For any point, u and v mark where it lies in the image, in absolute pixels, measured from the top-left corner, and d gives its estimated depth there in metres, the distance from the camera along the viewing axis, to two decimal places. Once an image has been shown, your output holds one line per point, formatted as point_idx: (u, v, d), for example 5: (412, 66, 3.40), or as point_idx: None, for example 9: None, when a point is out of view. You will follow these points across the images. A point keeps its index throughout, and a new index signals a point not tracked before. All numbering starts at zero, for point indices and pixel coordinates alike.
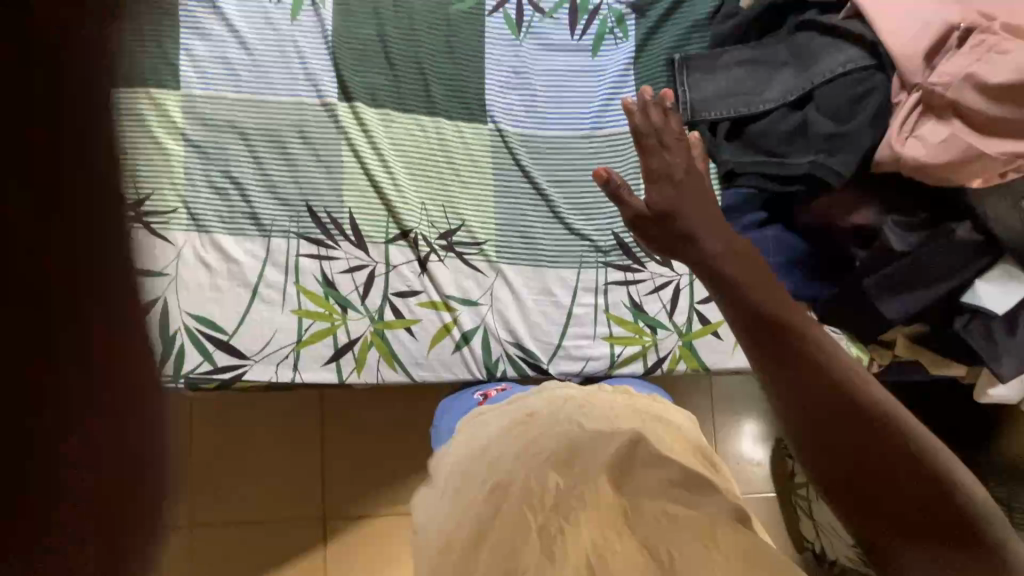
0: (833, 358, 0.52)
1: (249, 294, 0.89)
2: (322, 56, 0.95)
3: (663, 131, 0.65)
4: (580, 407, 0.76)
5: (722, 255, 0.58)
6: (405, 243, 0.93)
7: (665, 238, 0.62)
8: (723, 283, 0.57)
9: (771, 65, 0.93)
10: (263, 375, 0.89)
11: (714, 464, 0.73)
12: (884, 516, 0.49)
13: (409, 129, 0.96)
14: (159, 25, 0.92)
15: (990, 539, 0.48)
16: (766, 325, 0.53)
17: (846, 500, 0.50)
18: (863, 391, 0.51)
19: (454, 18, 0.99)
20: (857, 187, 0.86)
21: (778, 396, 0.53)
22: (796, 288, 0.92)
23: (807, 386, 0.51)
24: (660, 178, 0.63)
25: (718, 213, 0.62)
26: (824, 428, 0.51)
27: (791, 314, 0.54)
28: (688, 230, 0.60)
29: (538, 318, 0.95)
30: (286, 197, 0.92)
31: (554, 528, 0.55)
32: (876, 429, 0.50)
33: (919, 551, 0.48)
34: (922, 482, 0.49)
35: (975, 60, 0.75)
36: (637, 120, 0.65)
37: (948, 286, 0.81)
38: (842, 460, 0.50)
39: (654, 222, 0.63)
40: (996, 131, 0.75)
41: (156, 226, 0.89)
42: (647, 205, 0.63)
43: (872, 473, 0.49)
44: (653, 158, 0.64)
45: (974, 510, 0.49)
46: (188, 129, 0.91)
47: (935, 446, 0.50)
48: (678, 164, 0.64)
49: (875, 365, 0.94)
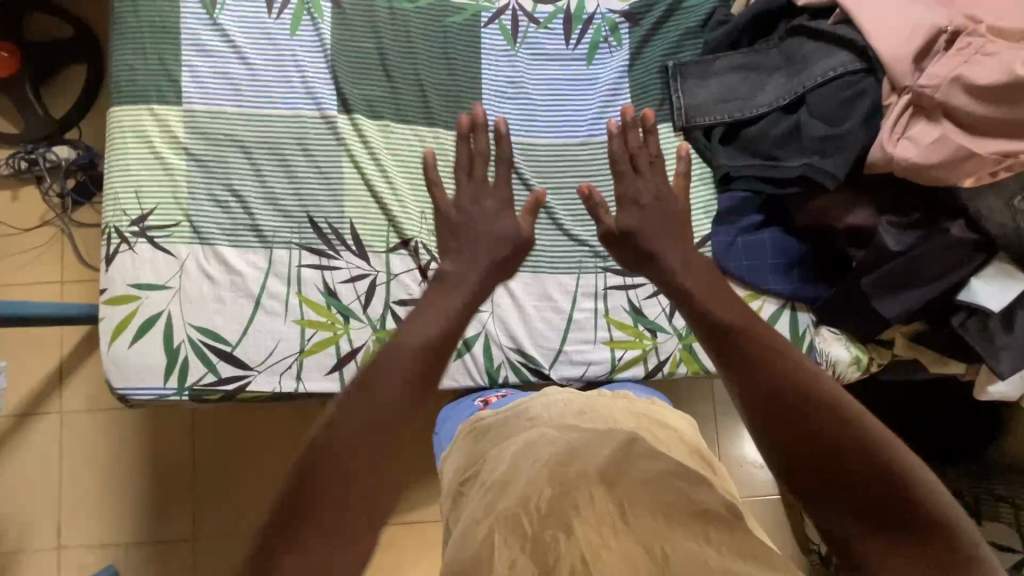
0: (788, 360, 0.55)
1: (251, 305, 0.90)
2: (321, 70, 0.96)
3: (633, 156, 0.72)
4: (581, 411, 0.77)
5: (679, 268, 0.64)
6: (405, 252, 0.94)
7: (630, 255, 0.69)
8: (684, 297, 0.62)
9: (763, 70, 0.94)
10: (267, 386, 0.89)
11: (712, 464, 0.75)
12: (848, 511, 0.50)
13: (408, 140, 0.97)
14: (160, 43, 0.94)
15: (957, 529, 0.49)
16: (721, 331, 0.57)
17: (812, 498, 0.51)
18: (817, 388, 0.53)
19: (450, 30, 1.00)
20: (851, 189, 0.88)
21: (738, 395, 0.56)
22: (792, 290, 0.93)
23: (762, 388, 0.54)
24: (628, 203, 0.70)
25: (680, 231, 0.68)
26: (781, 425, 0.53)
27: (742, 319, 0.58)
28: (650, 248, 0.67)
29: (539, 323, 0.96)
30: (287, 208, 0.93)
31: (549, 536, 0.53)
32: (832, 426, 0.51)
33: (886, 545, 0.49)
34: (885, 477, 0.49)
35: (962, 63, 0.77)
36: (613, 144, 0.74)
37: (943, 285, 0.81)
38: (803, 458, 0.52)
39: (621, 241, 0.70)
40: (984, 131, 0.77)
41: (160, 240, 0.90)
42: (616, 224, 0.71)
43: (829, 466, 0.51)
44: (626, 182, 0.71)
45: (937, 504, 0.49)
46: (190, 143, 0.92)
47: (893, 438, 0.51)
48: (645, 190, 0.71)
49: (875, 365, 0.96)
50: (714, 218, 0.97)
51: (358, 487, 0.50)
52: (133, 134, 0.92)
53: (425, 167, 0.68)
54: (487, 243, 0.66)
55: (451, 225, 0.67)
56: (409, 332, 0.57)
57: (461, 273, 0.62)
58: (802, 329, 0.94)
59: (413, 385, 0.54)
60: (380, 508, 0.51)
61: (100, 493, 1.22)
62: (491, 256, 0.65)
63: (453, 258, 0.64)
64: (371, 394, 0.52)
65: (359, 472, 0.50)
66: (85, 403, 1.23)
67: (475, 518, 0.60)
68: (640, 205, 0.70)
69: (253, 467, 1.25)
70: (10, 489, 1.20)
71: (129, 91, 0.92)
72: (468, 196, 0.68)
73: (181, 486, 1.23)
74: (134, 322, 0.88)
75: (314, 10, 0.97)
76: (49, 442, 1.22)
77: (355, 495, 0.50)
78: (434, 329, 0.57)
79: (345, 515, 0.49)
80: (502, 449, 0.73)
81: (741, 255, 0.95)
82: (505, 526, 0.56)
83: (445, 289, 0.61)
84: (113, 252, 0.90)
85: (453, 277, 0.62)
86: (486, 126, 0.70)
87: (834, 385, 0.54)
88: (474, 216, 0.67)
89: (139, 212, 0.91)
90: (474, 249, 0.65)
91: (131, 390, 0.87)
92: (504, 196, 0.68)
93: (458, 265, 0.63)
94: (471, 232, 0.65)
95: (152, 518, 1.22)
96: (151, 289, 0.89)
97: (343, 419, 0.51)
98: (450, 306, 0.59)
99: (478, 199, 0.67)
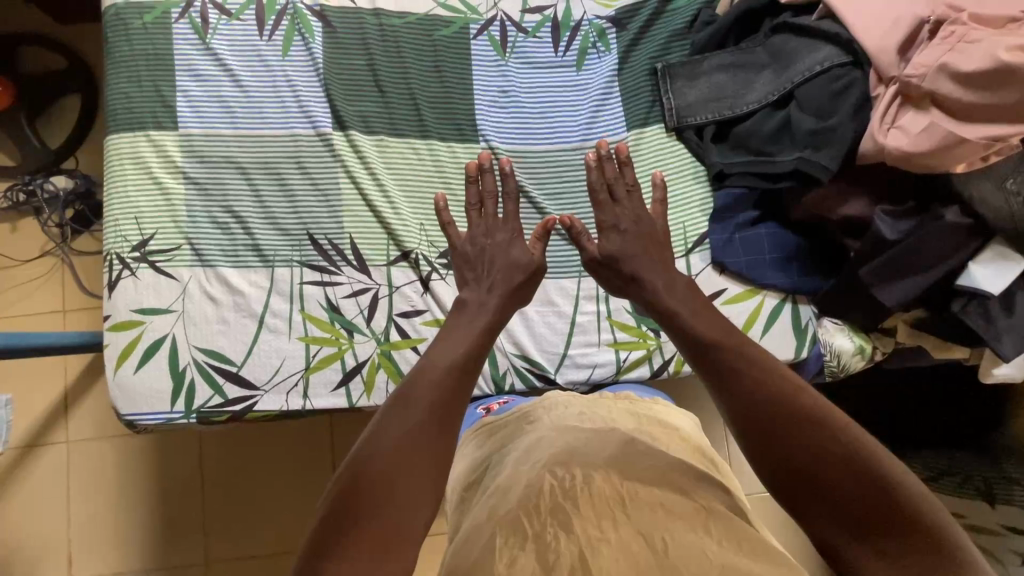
0: (762, 369, 0.64)
1: (255, 324, 0.91)
2: (315, 89, 0.97)
3: (610, 184, 0.86)
4: (581, 414, 0.78)
5: (662, 290, 0.76)
6: (406, 264, 0.95)
7: (615, 278, 0.82)
8: (670, 315, 0.73)
9: (751, 68, 0.96)
10: (274, 405, 0.89)
11: (714, 461, 0.75)
12: (831, 516, 0.56)
13: (404, 153, 0.98)
14: (154, 70, 0.95)
15: (941, 531, 0.52)
16: (703, 346, 0.68)
17: (798, 502, 0.58)
18: (797, 402, 0.60)
19: (440, 43, 1.02)
20: (844, 180, 0.88)
21: (724, 402, 0.64)
22: (792, 283, 0.94)
23: (743, 395, 0.62)
24: (609, 228, 0.83)
25: (660, 261, 0.79)
26: (762, 427, 0.61)
27: (720, 336, 0.68)
28: (634, 273, 0.79)
29: (544, 329, 0.96)
30: (287, 226, 0.94)
31: (549, 535, 0.54)
32: (807, 426, 0.59)
33: (867, 546, 0.54)
34: (860, 471, 0.55)
35: (947, 50, 0.77)
36: (594, 174, 0.87)
37: (941, 271, 0.81)
38: (785, 467, 0.58)
39: (604, 265, 0.82)
40: (972, 117, 0.76)
41: (162, 264, 0.91)
42: (598, 251, 0.83)
43: (810, 464, 0.57)
44: (606, 212, 0.84)
45: (911, 493, 0.54)
46: (187, 167, 0.93)
47: (874, 446, 0.57)
48: (624, 216, 0.84)
49: (878, 354, 0.96)
50: (710, 216, 0.98)
51: (402, 495, 0.57)
52: (131, 161, 0.93)
53: (439, 211, 0.85)
54: (503, 271, 0.79)
55: (467, 256, 0.82)
56: (441, 350, 0.68)
57: (481, 301, 0.76)
58: (804, 322, 0.95)
59: (441, 404, 0.63)
60: (415, 519, 0.57)
61: (109, 521, 1.21)
62: (507, 283, 0.78)
63: (473, 287, 0.78)
64: (404, 413, 0.62)
65: (398, 485, 0.58)
66: (91, 431, 1.23)
67: (478, 526, 0.60)
68: (620, 229, 0.83)
69: (262, 491, 1.25)
70: (17, 520, 1.20)
71: (125, 118, 0.93)
72: (480, 231, 0.83)
73: (190, 510, 1.23)
74: (139, 347, 0.88)
75: (306, 31, 0.98)
76: (56, 472, 1.22)
77: (401, 504, 0.57)
78: (458, 351, 0.68)
79: (391, 523, 0.56)
80: (505, 455, 0.73)
81: (739, 252, 0.95)
82: (507, 530, 0.56)
83: (468, 315, 0.74)
84: (116, 279, 0.90)
85: (472, 304, 0.76)
86: (492, 169, 0.87)
87: (816, 399, 0.61)
88: (489, 248, 0.82)
89: (140, 238, 0.91)
90: (491, 278, 0.79)
91: (139, 416, 0.87)
92: (513, 227, 0.83)
93: (477, 293, 0.77)
94: (488, 262, 0.80)
95: (163, 543, 1.21)
96: (155, 313, 0.89)
97: (380, 437, 0.60)
98: (471, 333, 0.71)
99: (490, 233, 0.83)
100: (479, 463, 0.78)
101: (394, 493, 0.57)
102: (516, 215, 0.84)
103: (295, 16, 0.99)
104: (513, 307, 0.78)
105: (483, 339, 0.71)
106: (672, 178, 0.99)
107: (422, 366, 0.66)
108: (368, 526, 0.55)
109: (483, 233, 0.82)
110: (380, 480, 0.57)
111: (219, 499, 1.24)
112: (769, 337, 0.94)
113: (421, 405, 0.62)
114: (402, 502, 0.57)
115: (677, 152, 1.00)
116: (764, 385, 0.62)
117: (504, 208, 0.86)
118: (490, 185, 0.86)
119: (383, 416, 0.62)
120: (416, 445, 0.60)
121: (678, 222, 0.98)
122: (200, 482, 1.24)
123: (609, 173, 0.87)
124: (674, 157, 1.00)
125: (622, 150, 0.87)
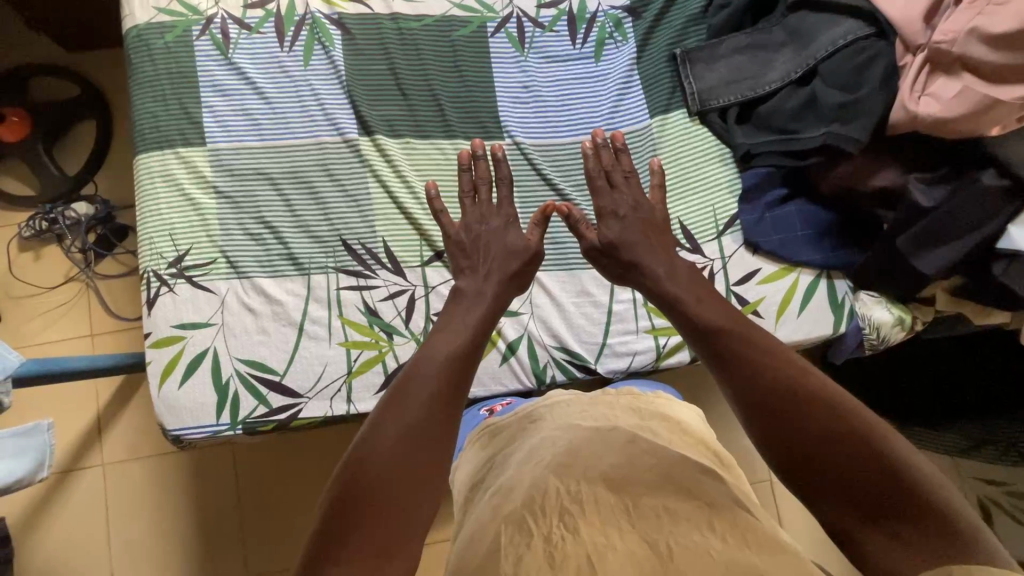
0: (766, 354, 0.63)
1: (294, 331, 0.91)
2: (338, 97, 0.98)
3: (611, 170, 0.87)
4: (583, 411, 0.77)
5: (662, 277, 0.76)
6: (440, 263, 0.95)
7: (615, 265, 0.82)
8: (673, 303, 0.73)
9: (770, 48, 0.97)
10: (319, 411, 0.89)
11: (719, 453, 0.76)
12: (843, 502, 0.56)
13: (431, 154, 0.98)
14: (179, 88, 0.96)
15: (952, 510, 0.53)
16: (711, 332, 0.68)
17: (809, 489, 0.58)
18: (798, 384, 0.60)
19: (457, 43, 1.02)
20: (874, 152, 0.89)
21: (730, 388, 0.64)
22: (826, 258, 0.94)
23: (750, 382, 0.62)
24: (609, 215, 0.83)
25: (660, 247, 0.80)
26: (772, 412, 0.60)
27: (725, 322, 0.68)
28: (633, 260, 0.79)
29: (582, 321, 0.96)
30: (319, 234, 0.94)
31: (556, 535, 0.55)
32: (820, 411, 0.58)
33: (879, 532, 0.54)
34: (871, 454, 0.55)
35: (975, 14, 0.77)
36: (591, 163, 0.87)
37: (981, 235, 0.80)
38: (795, 455, 0.58)
39: (604, 253, 0.82)
40: (1002, 79, 0.76)
41: (199, 279, 0.91)
42: (598, 240, 0.83)
43: (822, 449, 0.57)
44: (604, 199, 0.85)
45: (922, 476, 0.54)
46: (217, 181, 0.94)
47: (881, 427, 0.57)
48: (623, 202, 0.84)
49: (918, 324, 0.95)
50: (739, 197, 0.98)
51: (419, 494, 0.59)
52: (162, 179, 0.93)
53: (432, 200, 0.85)
54: (499, 259, 0.80)
55: (463, 245, 0.82)
56: (445, 343, 0.68)
57: (477, 288, 0.76)
58: (841, 297, 0.95)
59: (445, 396, 0.64)
60: (423, 514, 0.59)
61: (143, 542, 1.21)
62: (503, 269, 0.79)
63: (469, 278, 0.78)
64: (407, 406, 0.62)
65: (412, 483, 0.59)
66: (126, 452, 1.24)
67: (482, 524, 0.63)
68: (619, 216, 0.83)
69: (290, 503, 1.25)
70: (53, 550, 1.20)
71: (153, 137, 0.94)
72: (473, 220, 0.83)
73: (222, 526, 1.23)
74: (181, 362, 0.89)
75: (326, 40, 0.99)
76: (90, 495, 1.22)
77: (415, 500, 0.58)
78: (457, 343, 0.68)
79: (404, 521, 0.57)
80: (509, 457, 0.73)
81: (771, 231, 0.95)
82: (513, 529, 0.58)
83: (464, 304, 0.74)
84: (154, 296, 0.91)
85: (471, 292, 0.76)
86: (484, 156, 0.88)
87: (823, 381, 0.61)
88: (483, 236, 0.82)
89: (176, 254, 0.92)
90: (487, 266, 0.79)
91: (184, 431, 0.87)
92: (507, 213, 0.84)
93: (474, 281, 0.77)
94: (483, 250, 0.80)
95: (195, 559, 1.21)
96: (196, 328, 0.90)
97: (389, 434, 0.60)
98: (467, 323, 0.71)
99: (484, 219, 0.83)
100: (483, 466, 0.78)
101: (399, 498, 0.58)
102: (509, 200, 0.86)
103: (315, 26, 1.00)
104: (510, 293, 0.79)
105: (481, 330, 0.71)
106: (696, 161, 1.00)
107: (421, 360, 0.66)
108: (372, 531, 0.56)
109: (476, 220, 0.83)
110: (392, 483, 0.58)
111: (249, 511, 1.24)
112: (806, 315, 0.94)
113: (425, 396, 0.63)
114: (409, 505, 0.58)
115: (701, 136, 1.00)
116: (777, 371, 0.62)
117: (498, 194, 0.87)
118: (483, 172, 0.87)
119: (385, 412, 0.62)
120: (431, 437, 0.61)
121: (707, 205, 0.98)
122: (225, 498, 1.24)
123: (607, 158, 0.88)
124: (697, 140, 1.00)
125: (617, 138, 0.89)
